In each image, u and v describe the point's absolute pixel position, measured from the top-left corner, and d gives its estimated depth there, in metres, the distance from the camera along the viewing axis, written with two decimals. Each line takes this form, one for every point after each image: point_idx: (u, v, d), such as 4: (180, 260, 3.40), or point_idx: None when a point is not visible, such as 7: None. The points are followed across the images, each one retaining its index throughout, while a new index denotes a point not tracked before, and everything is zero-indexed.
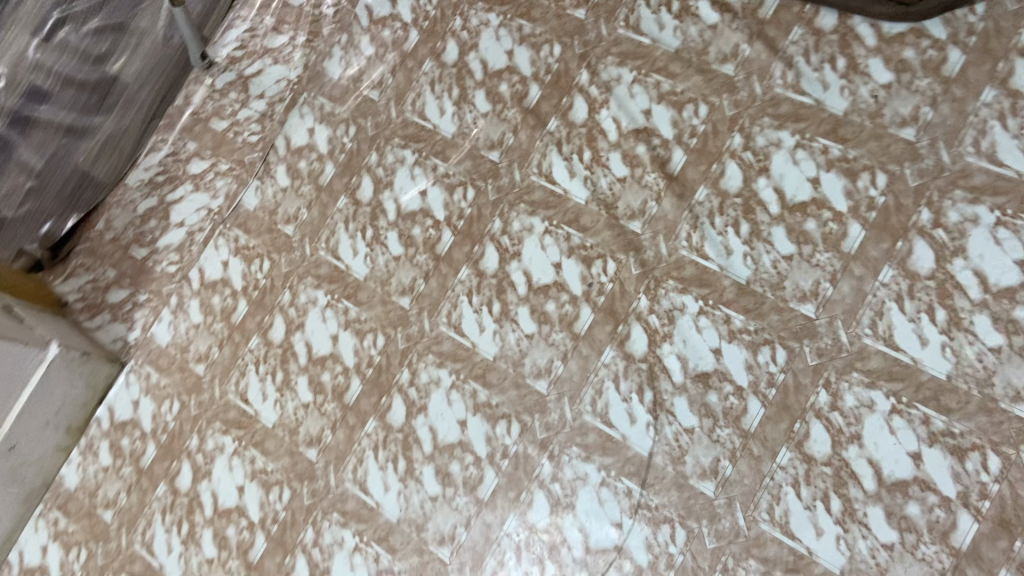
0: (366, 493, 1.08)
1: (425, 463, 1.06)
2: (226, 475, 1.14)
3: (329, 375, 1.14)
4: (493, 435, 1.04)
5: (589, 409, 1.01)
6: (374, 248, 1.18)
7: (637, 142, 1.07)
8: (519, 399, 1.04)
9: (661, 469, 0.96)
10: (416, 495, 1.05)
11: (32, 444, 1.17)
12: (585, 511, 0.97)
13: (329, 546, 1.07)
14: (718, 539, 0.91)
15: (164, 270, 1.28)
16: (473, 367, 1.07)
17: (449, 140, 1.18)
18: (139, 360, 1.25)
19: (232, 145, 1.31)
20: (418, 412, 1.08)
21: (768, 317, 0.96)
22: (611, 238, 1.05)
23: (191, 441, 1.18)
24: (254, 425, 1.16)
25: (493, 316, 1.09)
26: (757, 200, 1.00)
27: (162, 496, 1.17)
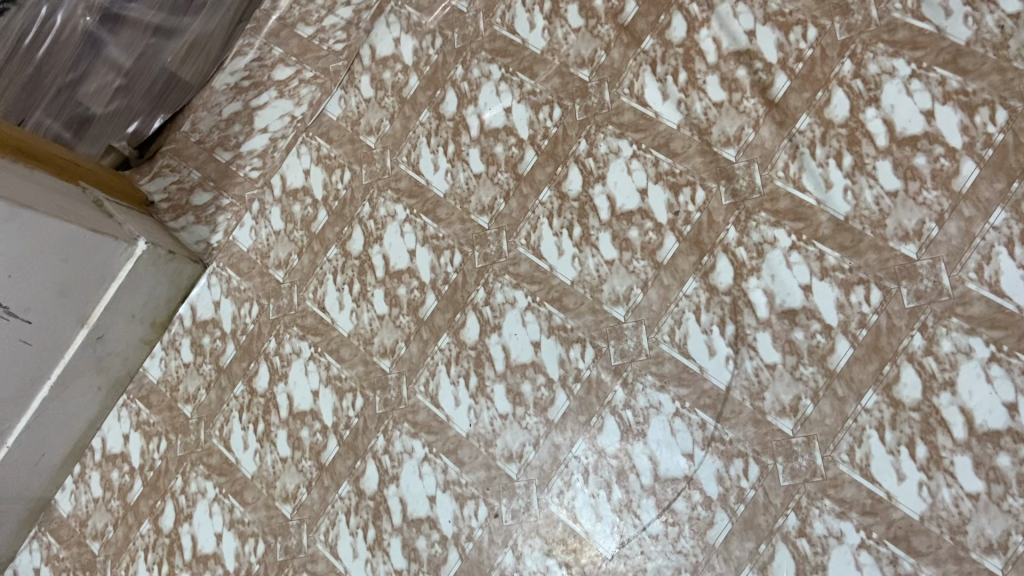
0: (437, 406, 1.09)
1: (497, 381, 1.06)
2: (302, 379, 1.17)
3: (405, 289, 1.15)
4: (567, 358, 1.03)
5: (666, 338, 1.00)
6: (456, 163, 1.16)
7: (737, 65, 1.02)
8: (596, 324, 1.03)
9: (738, 403, 0.94)
10: (486, 411, 1.06)
11: (119, 337, 1.23)
12: (656, 440, 0.97)
13: (398, 454, 1.09)
14: (793, 477, 0.90)
15: (247, 175, 1.29)
16: (550, 289, 1.06)
17: (538, 56, 1.14)
18: (221, 263, 1.28)
19: (317, 53, 1.30)
20: (492, 330, 1.08)
21: (865, 256, 0.92)
22: (702, 165, 1.02)
23: (269, 344, 1.21)
24: (330, 333, 1.18)
25: (573, 239, 1.07)
26: (864, 131, 0.94)
27: (240, 395, 1.21)
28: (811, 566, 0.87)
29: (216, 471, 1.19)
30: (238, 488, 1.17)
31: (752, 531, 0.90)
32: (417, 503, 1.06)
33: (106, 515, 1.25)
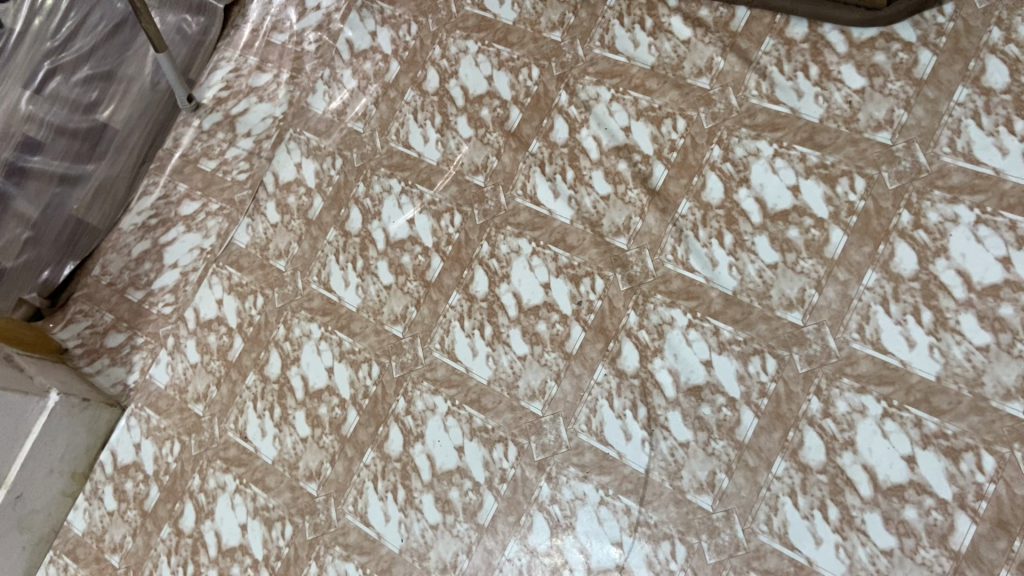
0: (367, 524, 1.08)
1: (424, 491, 1.06)
2: (229, 513, 1.15)
3: (326, 408, 1.14)
4: (490, 459, 1.04)
5: (583, 428, 1.01)
6: (365, 277, 1.19)
7: (618, 159, 1.08)
8: (515, 421, 1.04)
9: (658, 484, 0.96)
10: (417, 523, 1.05)
11: (37, 493, 1.18)
12: (585, 532, 0.97)
13: None
14: (719, 554, 0.91)
15: (160, 311, 1.29)
16: (468, 391, 1.08)
17: (434, 167, 1.19)
18: (139, 403, 1.26)
19: (222, 184, 1.32)
20: (415, 440, 1.08)
21: (756, 327, 0.96)
22: (597, 255, 1.06)
23: (193, 481, 1.19)
24: (254, 462, 1.16)
25: (486, 339, 1.09)
26: (739, 210, 1.00)
27: (167, 537, 1.18)
28: None
29: None
30: None
31: None
32: None
33: None
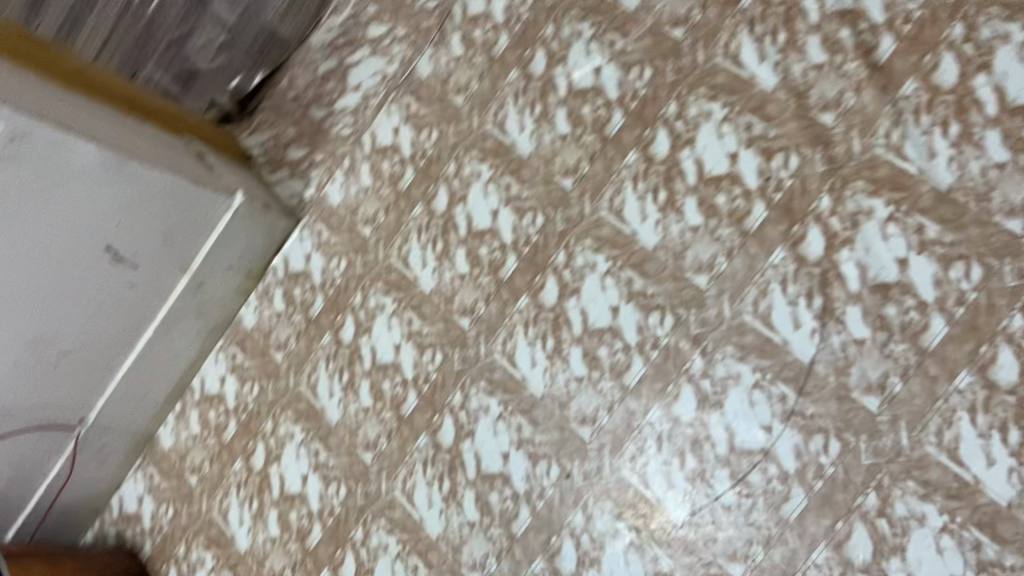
0: (513, 366, 1.10)
1: (573, 344, 1.06)
2: (385, 333, 1.21)
3: (486, 249, 1.15)
4: (645, 325, 1.02)
5: (749, 308, 0.97)
6: (542, 124, 1.15)
7: (841, 26, 0.97)
8: (676, 291, 1.01)
9: (822, 377, 0.91)
10: (562, 373, 1.06)
11: (218, 284, 1.29)
12: (733, 412, 0.95)
13: (474, 411, 1.11)
14: (876, 456, 0.86)
15: (339, 132, 1.32)
16: (632, 254, 1.05)
17: (630, 15, 1.10)
18: (312, 217, 1.32)
19: (410, 11, 1.29)
20: (571, 294, 1.08)
21: (967, 230, 0.87)
22: (797, 129, 0.98)
23: (355, 298, 1.24)
24: (413, 289, 1.20)
25: (658, 204, 1.05)
26: (972, 99, 0.88)
27: (327, 345, 1.25)
28: (888, 547, 0.84)
29: (304, 416, 1.25)
30: (323, 434, 1.22)
31: (830, 509, 0.87)
32: (491, 459, 1.08)
33: (202, 452, 1.33)
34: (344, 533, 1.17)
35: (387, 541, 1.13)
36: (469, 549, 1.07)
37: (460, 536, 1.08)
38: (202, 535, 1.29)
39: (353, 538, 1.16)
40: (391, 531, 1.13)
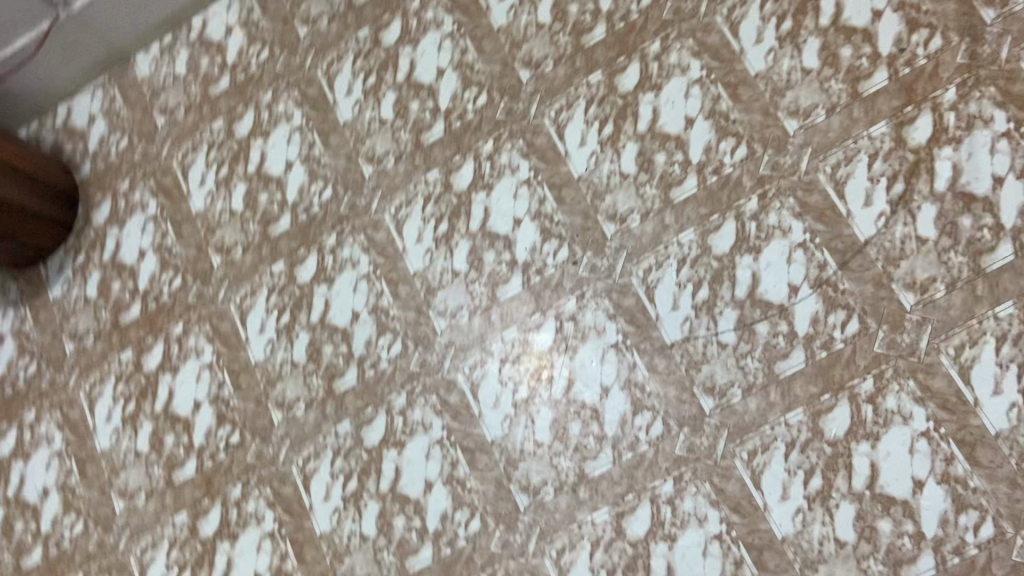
0: (560, 138, 1.02)
1: (631, 139, 1.00)
2: (433, 51, 1.10)
3: (577, 8, 1.06)
4: (714, 147, 0.97)
5: (827, 170, 0.92)
6: None
7: None
8: (761, 126, 0.96)
9: (870, 259, 0.89)
10: (608, 164, 1.00)
11: None
12: (767, 261, 0.92)
13: (501, 167, 1.04)
14: (888, 347, 0.87)
15: None
16: (729, 73, 0.98)
17: None
18: None
19: None
20: (650, 88, 1.00)
21: None
22: (953, 13, 0.93)
23: (412, 3, 1.13)
24: (480, 19, 1.09)
25: (779, 32, 0.98)
26: None
27: (362, 39, 1.13)
28: (864, 432, 0.85)
29: (309, 103, 1.13)
30: (328, 129, 1.12)
31: (822, 379, 0.87)
32: (501, 219, 1.02)
33: (180, 96, 1.19)
34: (315, 234, 1.09)
35: (359, 257, 1.06)
36: (445, 296, 1.02)
37: (440, 281, 1.03)
38: (154, 180, 1.17)
39: (323, 242, 1.08)
40: (367, 250, 1.06)
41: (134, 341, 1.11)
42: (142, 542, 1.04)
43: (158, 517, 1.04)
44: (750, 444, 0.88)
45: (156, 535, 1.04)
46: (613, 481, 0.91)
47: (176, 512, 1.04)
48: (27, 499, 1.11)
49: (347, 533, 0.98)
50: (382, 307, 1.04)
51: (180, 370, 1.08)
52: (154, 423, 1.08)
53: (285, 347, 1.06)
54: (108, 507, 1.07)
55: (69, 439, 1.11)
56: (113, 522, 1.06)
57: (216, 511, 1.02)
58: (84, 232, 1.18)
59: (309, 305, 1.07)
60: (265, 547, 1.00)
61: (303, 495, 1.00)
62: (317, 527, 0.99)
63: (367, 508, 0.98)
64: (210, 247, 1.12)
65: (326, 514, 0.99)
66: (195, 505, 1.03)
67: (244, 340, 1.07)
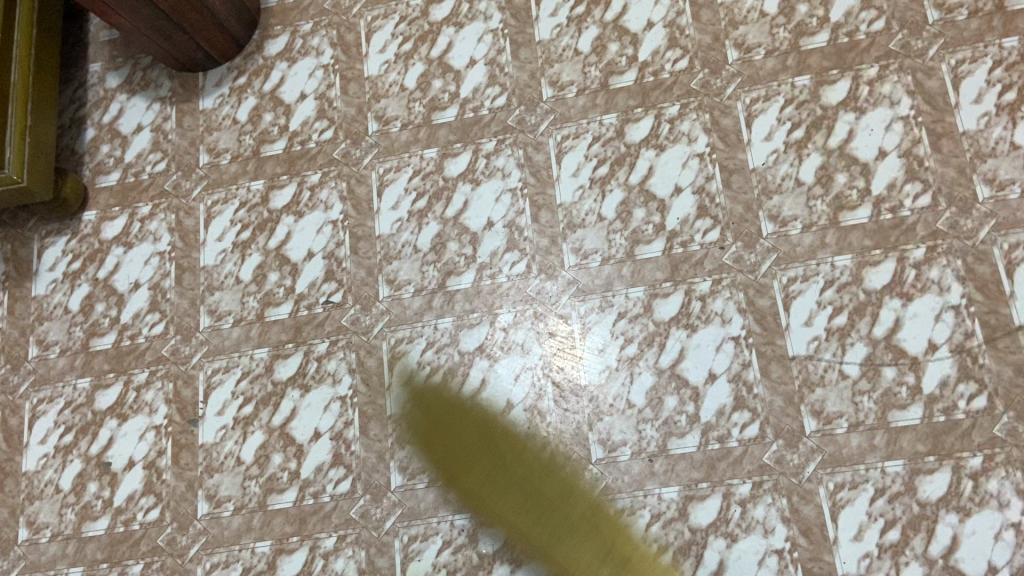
0: (747, 126, 1.01)
1: (818, 151, 0.99)
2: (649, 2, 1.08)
3: (806, 9, 1.04)
4: (898, 187, 0.96)
5: (1004, 246, 0.92)
6: None
7: None
8: (952, 182, 0.95)
9: (1017, 345, 0.89)
10: (787, 165, 0.99)
11: None
12: (915, 312, 0.92)
13: (678, 133, 1.03)
14: (1007, 434, 0.87)
15: None
16: (938, 123, 0.97)
17: None
18: None
19: None
20: (852, 109, 0.99)
21: None
22: None
23: None
24: None
25: (1000, 100, 0.97)
26: None
27: None
28: (957, 503, 0.86)
29: (511, 11, 1.12)
30: (521, 41, 1.10)
31: (933, 441, 0.87)
32: (662, 182, 1.01)
33: None
34: (475, 134, 1.08)
35: (511, 171, 1.06)
36: (582, 236, 1.02)
37: (582, 219, 1.02)
38: (336, 33, 1.16)
39: (480, 145, 1.08)
40: (521, 166, 1.06)
41: (268, 175, 1.12)
42: (214, 363, 1.05)
43: (238, 345, 1.05)
44: (839, 476, 0.88)
45: (231, 362, 1.05)
46: (692, 465, 0.91)
47: (258, 346, 1.05)
48: (116, 286, 1.10)
49: (415, 423, 0.99)
50: (518, 225, 1.04)
51: (305, 216, 1.10)
52: (263, 257, 1.09)
53: (411, 231, 1.06)
54: (193, 320, 1.07)
55: (175, 244, 1.11)
56: (193, 336, 1.07)
57: (296, 358, 1.04)
58: (253, 57, 1.18)
59: (447, 199, 1.07)
60: (333, 409, 1.01)
61: (385, 373, 1.01)
62: (388, 408, 1.00)
63: (443, 407, 0.99)
64: (369, 113, 1.12)
65: (400, 398, 1.00)
66: (278, 346, 1.04)
67: (374, 210, 1.08)
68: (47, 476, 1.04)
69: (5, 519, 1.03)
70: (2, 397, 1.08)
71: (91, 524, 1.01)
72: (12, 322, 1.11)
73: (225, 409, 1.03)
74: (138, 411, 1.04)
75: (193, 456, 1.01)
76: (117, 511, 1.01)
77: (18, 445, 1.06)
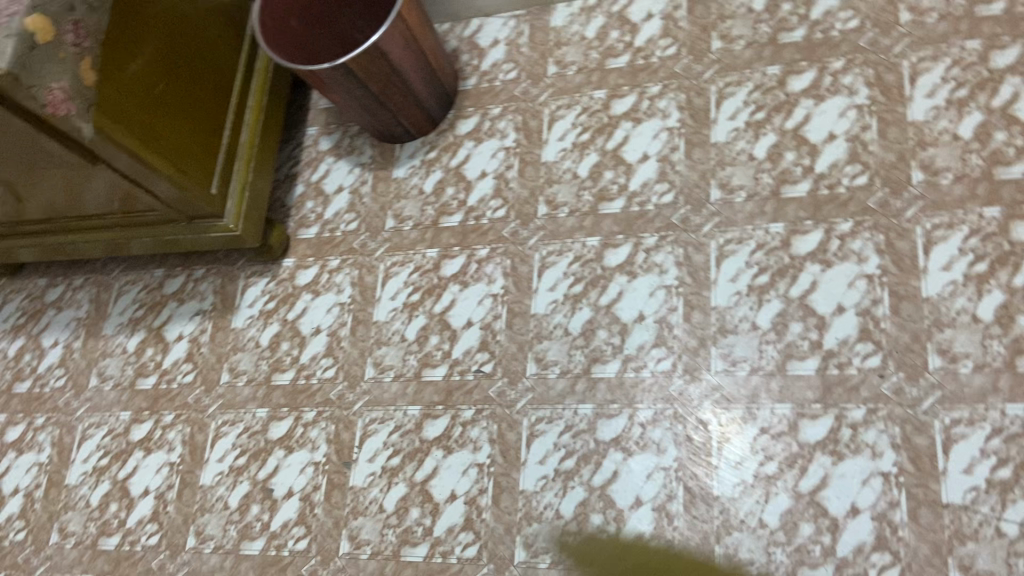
0: (924, 253, 0.98)
1: (1001, 288, 0.94)
2: (833, 115, 1.08)
3: (1004, 137, 1.00)
4: None
5: None
6: None
7: None
8: None
9: None
10: (963, 299, 0.95)
11: None
12: None
13: (848, 251, 1.01)
14: None
15: None
16: None
17: None
18: None
19: None
20: None
21: None
22: None
23: (837, 62, 1.11)
24: (897, 106, 1.06)
25: None
26: None
27: (769, 76, 1.13)
28: None
29: (691, 111, 1.15)
30: (696, 141, 1.13)
31: None
32: (824, 299, 1.00)
33: (578, 56, 1.25)
34: (639, 228, 1.11)
35: (669, 268, 1.08)
36: (733, 343, 1.02)
37: (735, 325, 1.02)
38: (522, 117, 1.24)
39: (642, 239, 1.11)
40: (680, 264, 1.08)
41: (443, 244, 1.22)
42: (373, 412, 1.14)
43: (395, 400, 1.14)
44: None
45: (387, 413, 1.14)
46: None
47: (412, 403, 1.13)
48: (301, 329, 1.24)
49: (545, 503, 1.02)
50: (668, 322, 1.05)
51: (469, 286, 1.17)
52: (428, 320, 1.18)
53: (565, 313, 1.11)
54: (361, 369, 1.18)
55: (355, 298, 1.23)
56: (358, 384, 1.17)
57: (444, 420, 1.11)
58: (444, 134, 1.28)
59: (603, 287, 1.10)
60: (470, 474, 1.07)
61: (523, 449, 1.06)
62: (522, 483, 1.04)
63: (573, 491, 1.02)
64: (542, 196, 1.18)
65: (534, 476, 1.04)
66: (429, 406, 1.12)
67: (533, 289, 1.14)
68: (219, 491, 1.17)
69: (178, 525, 1.17)
70: (194, 414, 1.23)
71: (249, 543, 1.12)
72: (212, 348, 1.26)
73: (376, 457, 1.12)
74: (302, 446, 1.16)
75: (343, 496, 1.11)
76: (272, 535, 1.12)
77: (200, 459, 1.20)
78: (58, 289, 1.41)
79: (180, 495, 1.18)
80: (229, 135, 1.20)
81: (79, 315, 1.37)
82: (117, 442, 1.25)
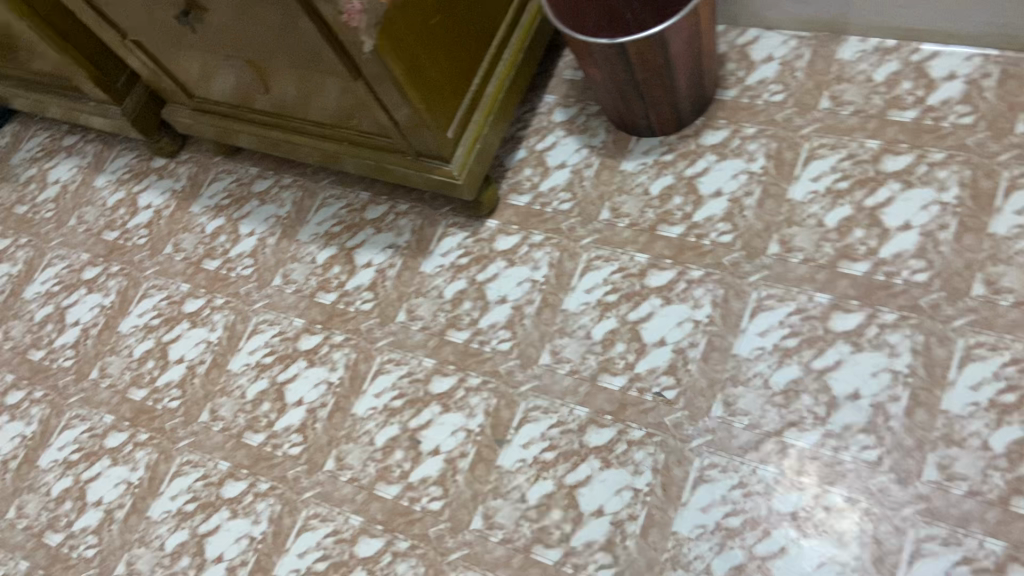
0: None
1: None
2: None
3: None
4: None
5: None
6: None
7: None
8: None
9: None
10: None
11: None
12: None
13: None
14: None
15: None
16: None
17: None
18: None
19: None
20: None
21: None
22: None
23: None
24: None
25: None
26: None
27: None
28: None
29: (972, 191, 1.04)
30: (970, 225, 1.02)
31: None
32: None
33: (858, 97, 1.15)
34: (879, 299, 1.02)
35: (902, 351, 0.98)
36: (956, 455, 0.91)
37: (963, 436, 0.92)
38: (777, 145, 1.16)
39: (879, 312, 1.01)
40: (915, 352, 0.98)
41: (655, 252, 1.15)
42: (537, 400, 1.10)
43: (564, 395, 1.10)
44: None
45: (552, 405, 1.09)
46: None
47: (580, 404, 1.08)
48: (487, 293, 1.21)
49: (696, 553, 0.95)
50: (886, 409, 0.96)
51: (672, 304, 1.11)
52: (618, 324, 1.12)
53: (770, 364, 1.03)
54: (537, 352, 1.14)
55: (549, 279, 1.19)
56: (530, 366, 1.13)
57: (609, 431, 1.05)
58: (688, 140, 1.22)
59: (820, 349, 1.01)
60: (624, 496, 1.01)
61: (687, 489, 0.99)
62: (676, 523, 0.97)
63: (731, 552, 0.94)
64: (777, 233, 1.10)
65: (692, 521, 0.97)
66: (598, 412, 1.07)
67: (741, 328, 1.06)
68: (368, 425, 1.17)
69: (322, 444, 1.18)
70: (364, 342, 1.24)
71: (384, 486, 1.12)
72: (398, 285, 1.27)
73: (530, 445, 1.08)
74: (459, 409, 1.14)
75: (487, 472, 1.08)
76: (409, 486, 1.11)
77: (359, 388, 1.20)
78: (265, 181, 1.45)
79: (331, 416, 1.20)
80: (478, 84, 1.18)
81: (280, 213, 1.40)
82: (285, 345, 1.28)
